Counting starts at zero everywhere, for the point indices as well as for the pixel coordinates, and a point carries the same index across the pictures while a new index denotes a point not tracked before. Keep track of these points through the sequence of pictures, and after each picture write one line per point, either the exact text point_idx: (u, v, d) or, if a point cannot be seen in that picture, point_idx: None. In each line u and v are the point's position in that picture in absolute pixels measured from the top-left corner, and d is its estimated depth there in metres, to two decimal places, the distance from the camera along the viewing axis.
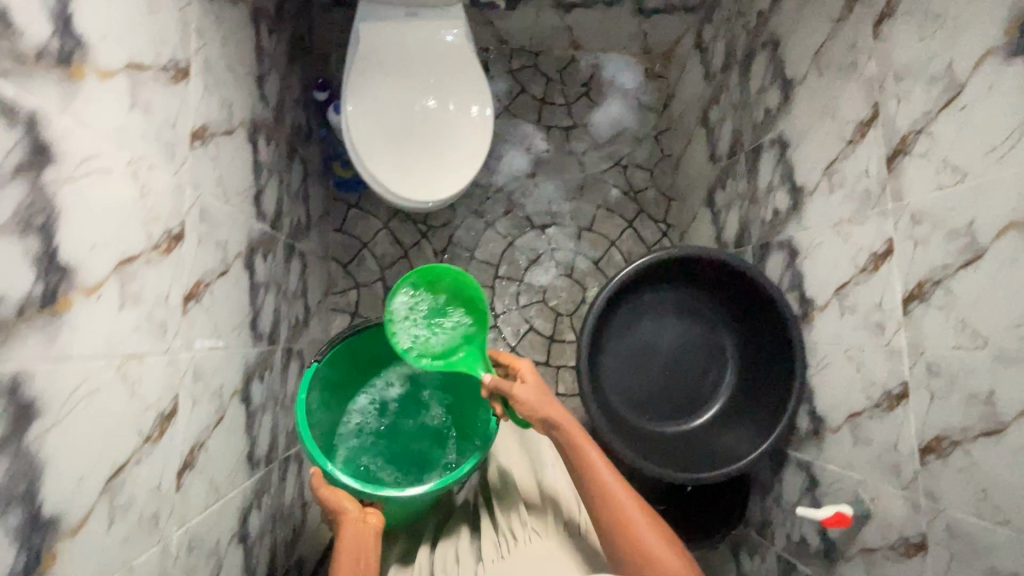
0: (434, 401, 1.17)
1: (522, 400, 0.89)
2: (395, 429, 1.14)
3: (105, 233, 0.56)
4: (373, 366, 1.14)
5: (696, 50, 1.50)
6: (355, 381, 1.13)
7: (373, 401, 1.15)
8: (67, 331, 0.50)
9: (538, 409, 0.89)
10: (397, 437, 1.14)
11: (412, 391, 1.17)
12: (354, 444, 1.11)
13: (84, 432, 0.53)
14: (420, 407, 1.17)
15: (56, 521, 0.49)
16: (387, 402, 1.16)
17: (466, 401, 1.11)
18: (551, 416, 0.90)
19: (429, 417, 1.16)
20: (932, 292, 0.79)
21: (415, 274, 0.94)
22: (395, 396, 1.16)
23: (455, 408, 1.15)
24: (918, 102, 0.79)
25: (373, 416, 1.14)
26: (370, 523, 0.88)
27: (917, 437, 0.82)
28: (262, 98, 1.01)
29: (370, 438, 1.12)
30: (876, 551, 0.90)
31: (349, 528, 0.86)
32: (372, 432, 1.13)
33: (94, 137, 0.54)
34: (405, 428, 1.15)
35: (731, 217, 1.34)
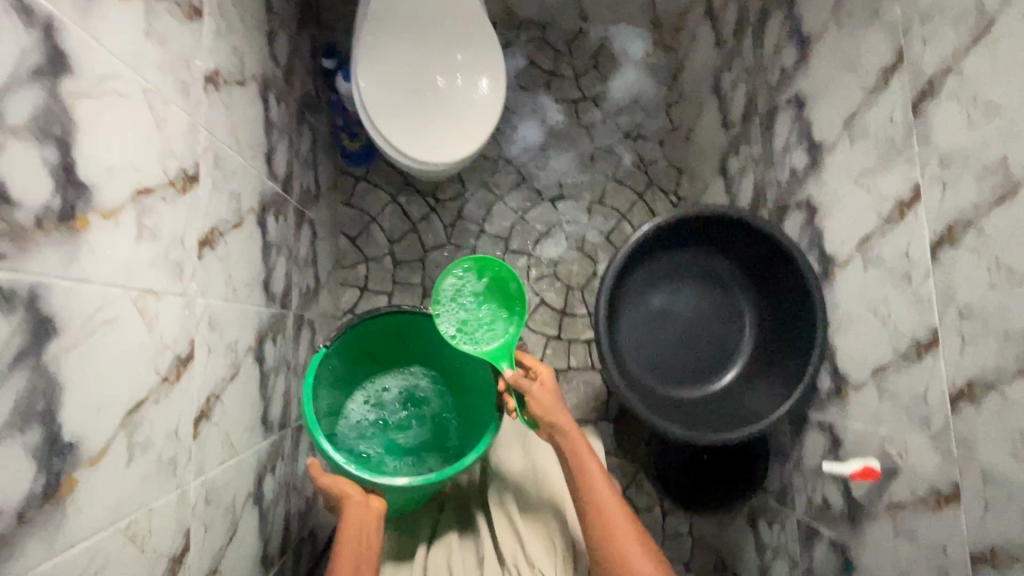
0: (437, 390, 1.12)
1: (534, 401, 0.89)
2: (397, 421, 1.09)
3: (122, 158, 0.54)
4: (375, 356, 1.09)
5: (706, 18, 1.49)
6: (356, 372, 1.07)
7: (374, 394, 1.10)
8: (86, 252, 0.49)
9: (548, 410, 0.89)
10: (399, 428, 1.09)
11: (415, 381, 1.12)
12: (352, 433, 1.06)
13: (104, 361, 0.51)
14: (420, 396, 1.12)
15: (75, 448, 0.47)
16: (388, 393, 1.10)
17: (470, 387, 1.07)
18: (557, 422, 0.90)
19: (431, 406, 1.11)
20: (963, 235, 0.77)
21: (470, 259, 0.93)
22: (394, 386, 1.11)
23: (459, 397, 1.10)
24: (946, 41, 0.78)
25: (375, 408, 1.09)
26: (373, 507, 0.86)
27: (948, 384, 0.80)
28: (270, 56, 0.99)
29: (371, 430, 1.07)
30: (905, 507, 0.88)
31: (351, 510, 0.84)
32: (374, 424, 1.08)
33: (110, 57, 0.52)
34: (408, 419, 1.10)
35: (745, 182, 1.32)
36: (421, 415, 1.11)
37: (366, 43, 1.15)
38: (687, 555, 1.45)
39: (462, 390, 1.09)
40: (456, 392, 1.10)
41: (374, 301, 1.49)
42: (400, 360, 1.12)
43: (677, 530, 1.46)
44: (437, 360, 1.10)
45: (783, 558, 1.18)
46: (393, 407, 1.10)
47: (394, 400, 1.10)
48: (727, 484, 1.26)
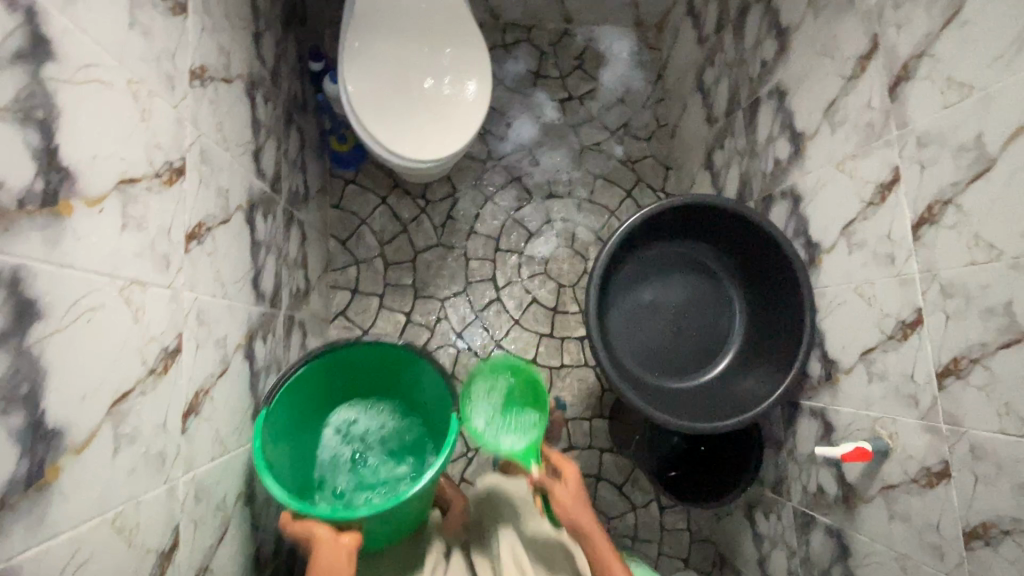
0: (408, 414, 1.12)
1: (560, 501, 0.85)
2: (371, 451, 1.09)
3: (106, 146, 0.54)
4: (337, 390, 1.08)
5: (688, 17, 1.52)
6: (324, 406, 1.07)
7: (342, 428, 1.09)
8: (69, 237, 0.48)
9: (571, 513, 0.84)
10: (372, 458, 1.08)
11: (384, 413, 1.12)
12: (328, 472, 1.05)
13: (90, 348, 0.50)
14: (390, 424, 1.11)
15: (60, 435, 0.46)
16: (357, 425, 1.10)
17: (434, 408, 1.05)
18: (584, 526, 0.83)
19: (403, 430, 1.11)
20: (942, 213, 0.78)
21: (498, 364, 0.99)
22: (363, 419, 1.11)
23: (427, 416, 1.09)
24: (919, 26, 0.80)
25: (346, 443, 1.09)
26: (344, 544, 0.78)
27: (934, 362, 0.80)
28: (256, 56, 1.00)
29: (348, 464, 1.07)
30: (898, 487, 0.88)
31: (321, 551, 0.77)
32: (348, 458, 1.07)
33: (93, 46, 0.53)
34: (381, 447, 1.09)
35: (731, 175, 1.33)
36: (394, 441, 1.10)
37: (354, 44, 1.17)
38: (686, 550, 1.44)
39: (428, 411, 1.08)
40: (424, 413, 1.10)
41: (365, 303, 1.48)
42: (364, 389, 1.11)
43: (674, 525, 1.45)
44: (399, 384, 1.09)
45: (781, 549, 1.18)
46: (364, 438, 1.10)
47: (368, 432, 1.10)
48: (719, 476, 1.25)
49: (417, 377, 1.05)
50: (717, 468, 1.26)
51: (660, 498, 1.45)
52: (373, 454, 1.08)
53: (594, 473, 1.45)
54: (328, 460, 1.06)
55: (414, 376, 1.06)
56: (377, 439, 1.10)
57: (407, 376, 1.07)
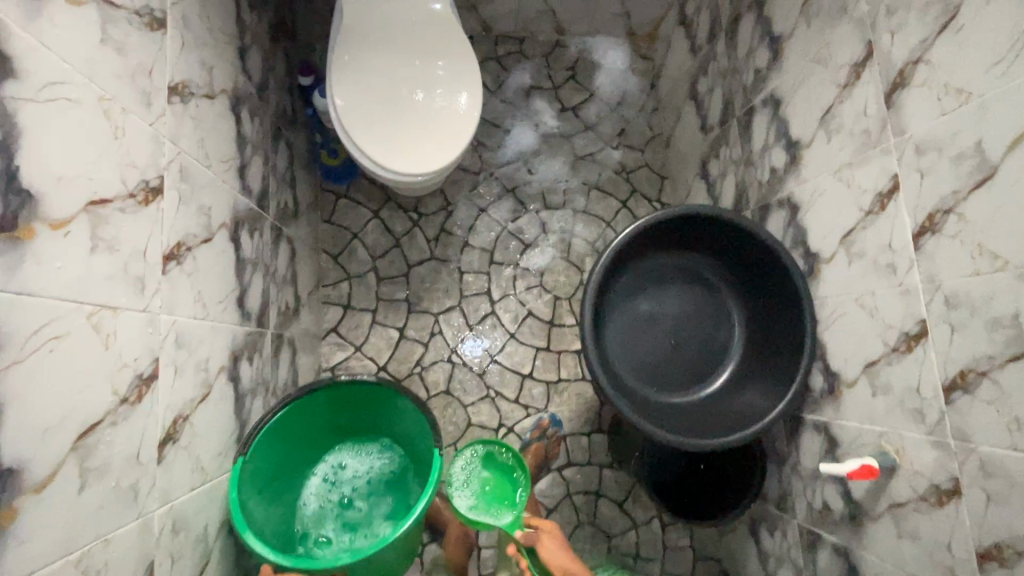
0: (394, 453, 1.10)
1: (548, 552, 0.88)
2: (358, 492, 1.06)
3: (73, 166, 0.52)
4: (322, 432, 1.06)
5: (680, 26, 1.51)
6: (310, 447, 1.05)
7: (327, 473, 1.07)
8: (29, 262, 0.46)
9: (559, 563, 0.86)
10: (358, 500, 1.05)
11: (371, 453, 1.10)
12: (314, 517, 1.03)
13: (52, 379, 0.48)
14: (377, 466, 1.09)
15: (16, 473, 0.44)
16: (342, 469, 1.08)
17: (419, 445, 1.03)
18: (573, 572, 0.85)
19: (388, 467, 1.09)
20: (943, 222, 0.76)
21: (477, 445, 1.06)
22: (350, 461, 1.09)
23: (410, 449, 1.07)
24: (914, 32, 0.78)
25: (331, 488, 1.06)
26: None
27: (940, 375, 0.78)
28: (242, 71, 0.98)
29: (334, 508, 1.04)
30: (906, 505, 0.85)
31: None
32: (334, 503, 1.05)
33: (59, 63, 0.51)
34: (367, 487, 1.07)
35: (727, 184, 1.32)
36: (380, 479, 1.08)
37: (344, 56, 1.15)
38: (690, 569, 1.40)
39: (412, 446, 1.06)
40: (407, 447, 1.08)
41: (358, 319, 1.45)
42: (347, 429, 1.09)
43: (677, 543, 1.41)
44: (385, 423, 1.08)
45: (787, 568, 1.14)
46: (350, 481, 1.07)
47: (354, 473, 1.08)
48: (721, 490, 1.23)
49: (396, 412, 1.04)
50: (721, 483, 1.23)
51: (662, 515, 1.42)
52: (359, 496, 1.06)
53: (593, 490, 1.42)
54: (314, 502, 1.04)
55: (395, 413, 1.04)
56: (363, 480, 1.08)
57: (386, 411, 1.05)
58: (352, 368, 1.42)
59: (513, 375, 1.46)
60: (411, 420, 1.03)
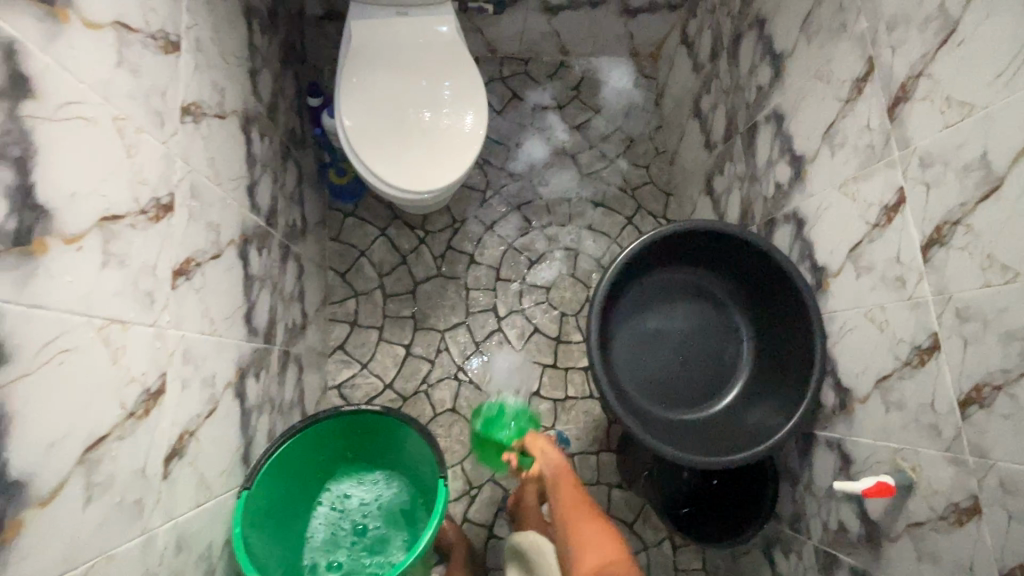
0: (402, 481, 1.08)
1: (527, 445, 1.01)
2: (365, 522, 1.06)
3: (87, 184, 0.53)
4: (330, 459, 1.06)
5: (682, 46, 1.54)
6: (319, 474, 1.04)
7: (335, 500, 1.07)
8: (41, 276, 0.47)
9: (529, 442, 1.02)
10: (367, 527, 1.05)
11: (380, 480, 1.09)
12: (324, 543, 1.03)
13: (60, 393, 0.48)
14: (385, 492, 1.08)
15: (23, 486, 0.43)
16: (349, 499, 1.08)
17: (426, 475, 1.02)
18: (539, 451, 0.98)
19: (395, 496, 1.08)
20: (952, 234, 0.75)
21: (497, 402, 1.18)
22: (359, 487, 1.09)
23: (416, 478, 1.06)
24: (914, 47, 0.79)
25: (340, 515, 1.06)
26: None
27: (955, 389, 0.76)
28: (252, 93, 1.01)
29: (344, 534, 1.04)
30: (925, 525, 0.82)
31: None
32: (343, 530, 1.05)
33: (76, 83, 0.52)
34: (376, 515, 1.06)
35: (732, 200, 1.32)
36: (388, 507, 1.07)
37: (352, 78, 1.18)
38: None
39: (417, 475, 1.05)
40: (413, 476, 1.06)
41: (365, 336, 1.46)
42: (351, 458, 1.08)
43: (689, 565, 1.37)
44: (391, 450, 1.06)
45: None
46: (357, 510, 1.07)
47: (363, 500, 1.08)
48: (737, 510, 1.19)
49: (400, 441, 1.02)
50: (733, 504, 1.20)
51: (673, 536, 1.38)
52: (368, 523, 1.06)
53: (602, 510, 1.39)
54: (324, 529, 1.04)
55: (399, 441, 1.03)
56: (372, 507, 1.07)
57: (390, 440, 1.04)
58: (358, 385, 1.42)
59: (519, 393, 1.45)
60: (415, 450, 1.01)
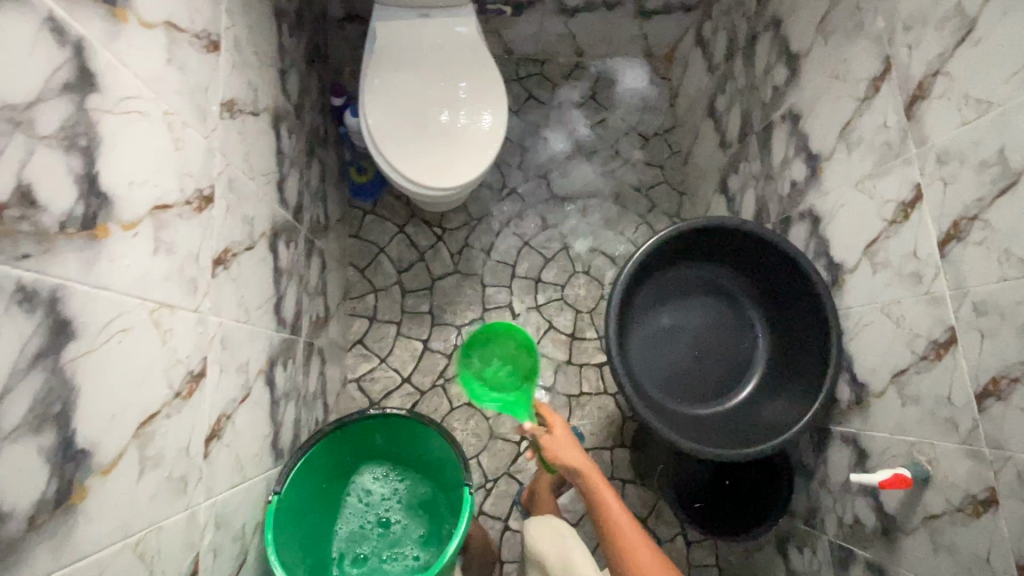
0: (424, 479, 1.11)
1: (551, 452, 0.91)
2: (390, 517, 1.09)
3: (141, 174, 0.56)
4: (354, 457, 1.08)
5: (697, 47, 1.56)
6: (344, 471, 1.07)
7: (360, 495, 1.10)
8: (104, 259, 0.50)
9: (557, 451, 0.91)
10: (391, 522, 1.09)
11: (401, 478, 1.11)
12: (351, 536, 1.08)
13: (118, 370, 0.51)
14: (407, 490, 1.11)
15: (88, 455, 0.46)
16: (372, 495, 1.10)
17: (448, 477, 1.04)
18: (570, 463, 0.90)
19: (418, 494, 1.11)
20: (969, 229, 0.76)
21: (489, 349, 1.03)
22: (381, 484, 1.11)
23: (438, 478, 1.08)
24: (931, 46, 0.80)
25: (365, 509, 1.10)
26: None
27: (971, 382, 0.77)
28: (282, 91, 1.04)
29: (369, 528, 1.08)
30: (941, 517, 0.83)
31: None
32: (368, 523, 1.09)
33: (133, 79, 0.55)
34: (399, 511, 1.10)
35: (747, 199, 1.33)
36: (410, 504, 1.10)
37: (376, 78, 1.21)
38: None
39: (440, 475, 1.07)
40: (435, 477, 1.08)
41: (383, 331, 1.48)
42: (375, 455, 1.10)
43: (702, 561, 1.38)
44: (413, 450, 1.08)
45: None
46: (381, 506, 1.10)
47: (386, 496, 1.11)
48: (744, 508, 1.21)
49: (425, 443, 1.04)
50: (746, 497, 1.21)
51: (686, 531, 1.40)
52: (392, 517, 1.10)
53: None
54: (350, 523, 1.08)
55: (422, 441, 1.04)
56: (395, 503, 1.10)
57: (414, 441, 1.05)
58: (376, 379, 1.45)
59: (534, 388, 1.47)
60: (439, 452, 1.03)
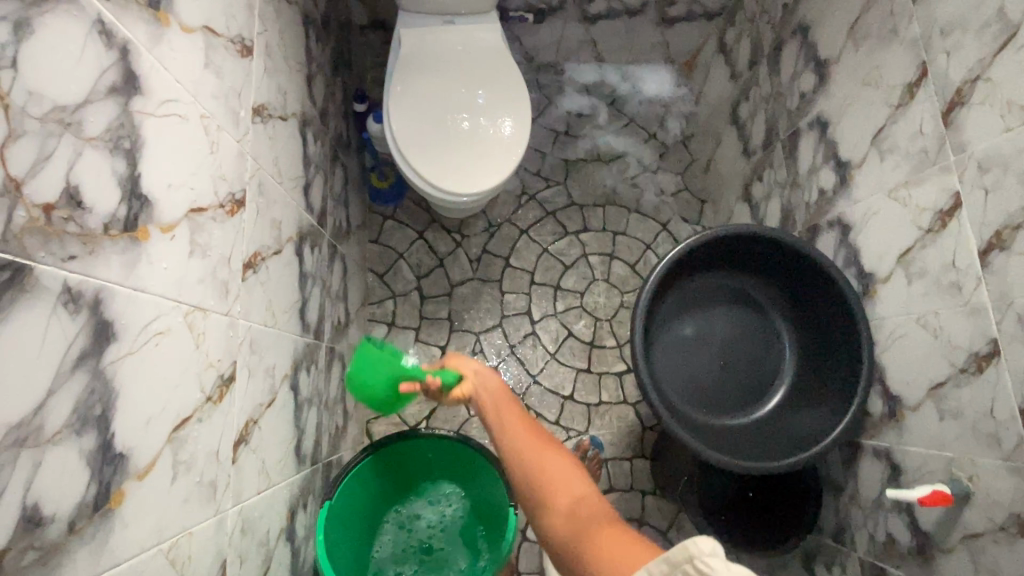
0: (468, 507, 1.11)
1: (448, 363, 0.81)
2: (431, 543, 1.09)
3: (179, 176, 0.56)
4: (401, 478, 1.10)
5: (719, 54, 1.55)
6: (390, 489, 1.09)
7: (404, 520, 1.11)
8: (144, 261, 0.49)
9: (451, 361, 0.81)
10: (433, 549, 1.09)
11: (445, 505, 1.12)
12: (391, 556, 1.09)
13: (153, 374, 0.50)
14: (449, 517, 1.11)
15: (124, 460, 0.46)
16: (416, 519, 1.11)
17: (493, 506, 1.04)
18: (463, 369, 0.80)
19: (462, 522, 1.11)
20: (1012, 239, 0.74)
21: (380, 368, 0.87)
22: (426, 510, 1.12)
23: (483, 508, 1.08)
24: (971, 52, 0.79)
25: (409, 534, 1.10)
26: None
27: (1017, 397, 0.75)
28: (308, 97, 1.05)
29: (411, 551, 1.09)
30: (983, 537, 0.80)
31: None
32: (410, 545, 1.09)
33: (173, 83, 0.55)
34: (441, 538, 1.10)
35: (771, 207, 1.31)
36: (454, 531, 1.10)
37: (399, 85, 1.22)
38: None
39: (484, 502, 1.07)
40: (479, 506, 1.09)
41: (402, 337, 1.48)
42: (422, 480, 1.12)
43: None
44: (460, 475, 1.09)
45: None
46: (424, 530, 1.10)
47: (429, 521, 1.11)
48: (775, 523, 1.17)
49: (473, 466, 1.05)
50: (774, 517, 1.17)
51: None
52: (433, 544, 1.09)
53: (636, 517, 1.38)
54: (392, 543, 1.09)
55: (470, 462, 1.05)
56: (438, 530, 1.10)
57: (462, 463, 1.07)
58: None
59: (553, 397, 1.45)
60: (487, 475, 1.04)
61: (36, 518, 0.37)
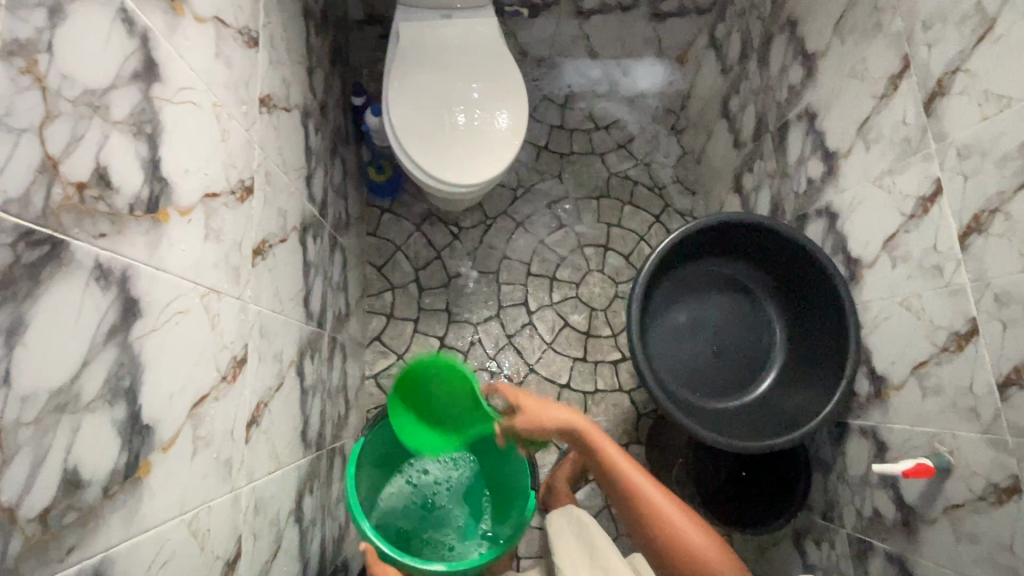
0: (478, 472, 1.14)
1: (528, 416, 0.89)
2: (435, 500, 1.12)
3: (194, 162, 0.58)
4: None
5: (710, 49, 1.58)
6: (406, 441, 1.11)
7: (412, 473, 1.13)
8: (164, 242, 0.51)
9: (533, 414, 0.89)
10: (434, 506, 1.12)
11: (456, 465, 1.14)
12: (392, 506, 1.10)
13: (175, 351, 0.52)
14: (457, 479, 1.13)
15: (151, 432, 0.47)
16: (424, 472, 1.13)
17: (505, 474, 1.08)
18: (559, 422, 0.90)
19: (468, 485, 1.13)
20: (990, 222, 0.78)
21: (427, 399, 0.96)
22: (436, 467, 1.13)
23: (492, 474, 1.11)
24: (951, 44, 0.82)
25: (413, 487, 1.13)
26: None
27: (994, 371, 0.78)
28: (309, 89, 1.06)
29: (413, 504, 1.11)
30: (964, 506, 0.84)
31: None
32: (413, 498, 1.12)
33: (188, 71, 0.57)
34: (444, 496, 1.13)
35: (761, 197, 1.35)
36: (459, 492, 1.13)
37: (397, 80, 1.23)
38: None
39: (495, 470, 1.10)
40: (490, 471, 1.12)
41: (400, 328, 1.50)
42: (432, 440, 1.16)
43: None
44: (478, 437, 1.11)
45: None
46: (429, 486, 1.13)
47: (436, 479, 1.13)
48: (764, 498, 1.21)
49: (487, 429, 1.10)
50: (765, 495, 1.21)
51: None
52: (436, 501, 1.12)
53: None
54: (396, 493, 1.11)
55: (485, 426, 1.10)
56: (443, 490, 1.13)
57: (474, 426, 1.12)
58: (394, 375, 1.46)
59: (550, 385, 1.48)
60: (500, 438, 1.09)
61: (75, 481, 0.39)
